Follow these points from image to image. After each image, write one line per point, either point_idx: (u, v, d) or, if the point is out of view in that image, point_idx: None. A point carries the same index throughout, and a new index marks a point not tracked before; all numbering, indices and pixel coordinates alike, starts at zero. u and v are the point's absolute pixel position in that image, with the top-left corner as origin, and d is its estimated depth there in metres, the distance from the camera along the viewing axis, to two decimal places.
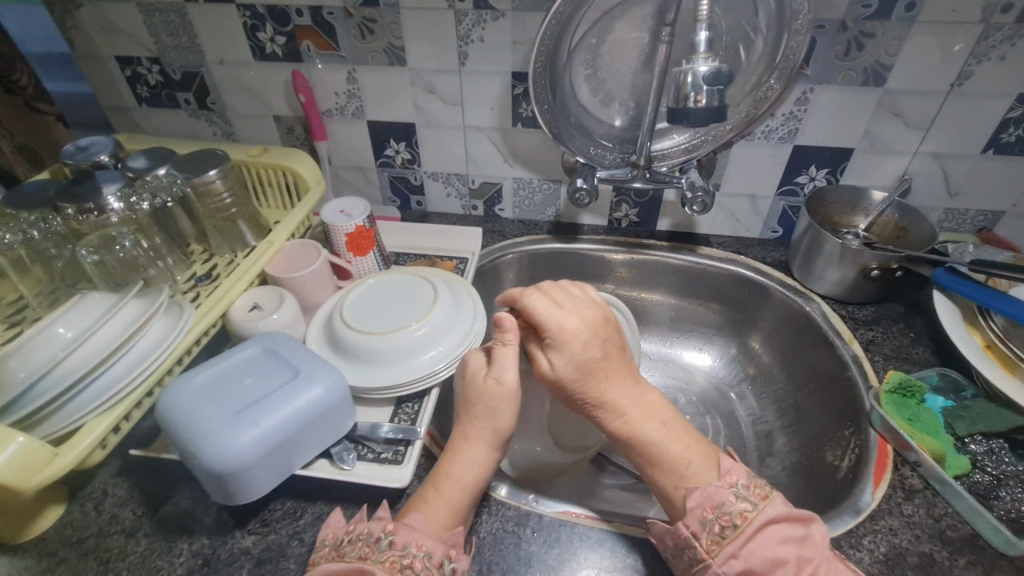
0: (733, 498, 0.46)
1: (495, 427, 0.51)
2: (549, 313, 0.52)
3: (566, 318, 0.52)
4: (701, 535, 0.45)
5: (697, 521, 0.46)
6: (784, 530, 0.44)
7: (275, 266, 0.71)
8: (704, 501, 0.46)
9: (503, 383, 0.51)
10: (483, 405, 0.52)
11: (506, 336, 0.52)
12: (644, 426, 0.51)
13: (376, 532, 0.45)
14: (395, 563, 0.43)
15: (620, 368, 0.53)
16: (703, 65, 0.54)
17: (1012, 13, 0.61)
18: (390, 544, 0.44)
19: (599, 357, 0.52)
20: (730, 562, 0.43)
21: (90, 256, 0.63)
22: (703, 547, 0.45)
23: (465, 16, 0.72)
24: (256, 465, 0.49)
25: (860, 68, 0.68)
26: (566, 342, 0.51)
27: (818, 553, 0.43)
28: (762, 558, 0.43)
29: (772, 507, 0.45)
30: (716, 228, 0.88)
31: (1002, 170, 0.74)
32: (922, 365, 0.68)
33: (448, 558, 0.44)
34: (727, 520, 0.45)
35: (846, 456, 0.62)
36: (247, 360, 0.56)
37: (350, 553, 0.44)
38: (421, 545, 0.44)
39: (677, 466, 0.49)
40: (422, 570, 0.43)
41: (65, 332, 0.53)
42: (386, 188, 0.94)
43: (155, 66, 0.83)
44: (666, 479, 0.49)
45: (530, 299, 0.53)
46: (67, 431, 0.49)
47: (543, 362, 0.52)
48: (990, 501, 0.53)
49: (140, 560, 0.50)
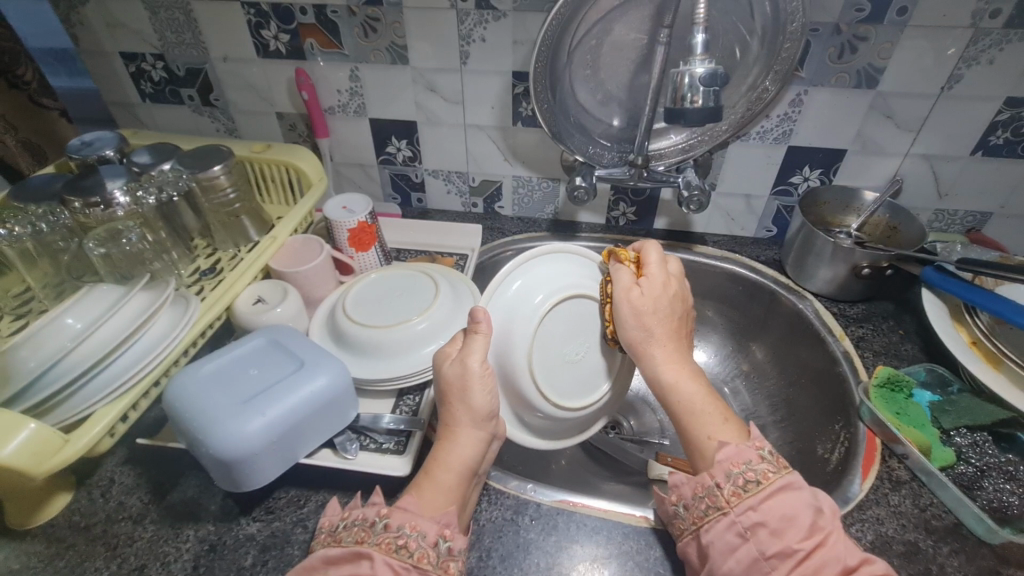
0: (758, 459, 0.47)
1: (468, 406, 0.52)
2: (658, 264, 0.59)
3: (667, 273, 0.59)
4: (725, 485, 0.46)
5: (722, 473, 0.47)
6: (804, 497, 0.45)
7: (279, 260, 0.72)
8: (733, 455, 0.47)
9: (468, 369, 0.52)
10: (454, 391, 0.52)
11: (478, 327, 0.54)
12: (680, 380, 0.53)
13: (371, 516, 0.46)
14: (391, 545, 0.44)
15: (679, 335, 0.57)
16: (700, 66, 0.56)
17: (1000, 18, 0.63)
18: (385, 527, 0.45)
19: (673, 315, 0.57)
20: (748, 513, 0.45)
21: (98, 249, 0.64)
22: (723, 496, 0.46)
23: (467, 15, 0.73)
24: (262, 453, 0.50)
25: (853, 70, 0.70)
26: (659, 282, 0.57)
27: (831, 524, 0.44)
28: (774, 515, 0.44)
29: (793, 474, 0.46)
30: (712, 227, 0.90)
31: (991, 172, 0.76)
32: (911, 361, 0.70)
33: (443, 537, 0.45)
34: (751, 476, 0.46)
35: (836, 450, 0.64)
36: (253, 351, 0.57)
37: (346, 538, 0.45)
38: (415, 526, 0.45)
39: (709, 422, 0.51)
40: (417, 550, 0.44)
41: (74, 322, 0.54)
42: (387, 185, 0.95)
43: (159, 62, 0.84)
44: (697, 433, 0.51)
45: (650, 247, 0.61)
46: (77, 418, 0.50)
47: (633, 285, 0.57)
48: (973, 492, 0.54)
49: (147, 546, 0.51)
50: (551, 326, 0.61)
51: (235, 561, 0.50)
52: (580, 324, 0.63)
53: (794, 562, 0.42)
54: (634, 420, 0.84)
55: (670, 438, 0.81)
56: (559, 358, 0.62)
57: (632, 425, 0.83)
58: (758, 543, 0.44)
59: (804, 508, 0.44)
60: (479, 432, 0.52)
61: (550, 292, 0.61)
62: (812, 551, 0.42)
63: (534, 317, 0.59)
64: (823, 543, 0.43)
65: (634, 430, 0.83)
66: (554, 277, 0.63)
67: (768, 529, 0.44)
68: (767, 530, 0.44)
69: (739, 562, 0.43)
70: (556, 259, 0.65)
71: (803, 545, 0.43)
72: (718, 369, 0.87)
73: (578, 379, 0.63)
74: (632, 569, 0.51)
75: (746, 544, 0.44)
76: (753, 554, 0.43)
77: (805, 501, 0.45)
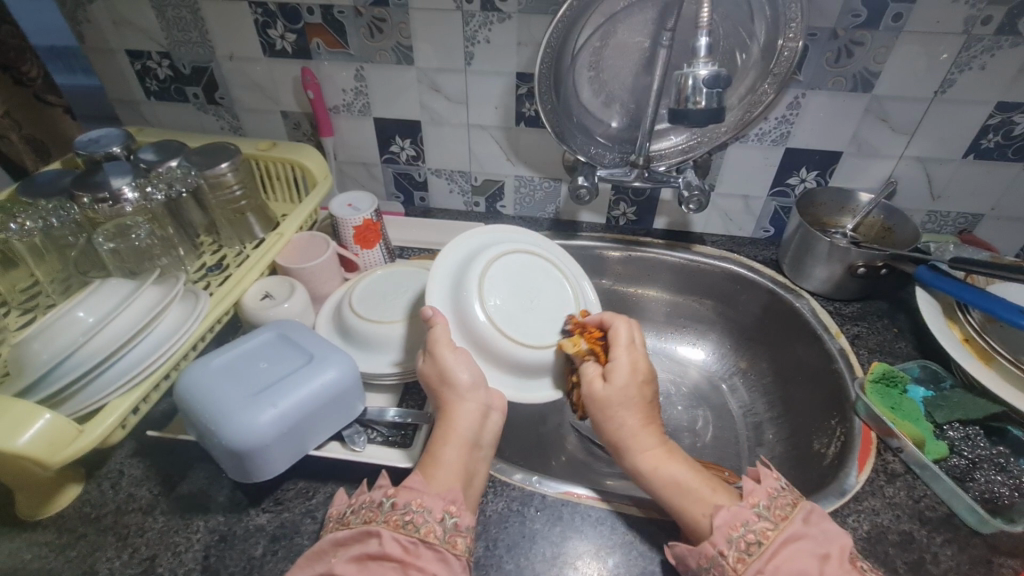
0: (756, 517, 0.47)
1: (451, 384, 0.55)
2: (624, 346, 0.59)
3: (633, 354, 0.58)
4: (728, 551, 0.45)
5: (723, 538, 0.46)
6: (808, 547, 0.44)
7: (286, 257, 0.73)
8: (729, 519, 0.47)
9: (437, 353, 0.56)
10: (430, 378, 0.56)
11: (434, 321, 0.58)
12: (661, 465, 0.53)
13: (378, 498, 0.47)
14: (398, 521, 0.45)
15: (654, 417, 0.57)
16: (704, 68, 0.57)
17: (992, 25, 0.65)
18: (393, 506, 0.46)
19: (646, 399, 0.57)
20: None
21: (107, 244, 0.65)
22: (729, 565, 0.45)
23: (472, 17, 0.74)
24: (274, 442, 0.51)
25: (849, 74, 0.71)
26: (628, 370, 0.57)
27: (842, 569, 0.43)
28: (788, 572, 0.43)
29: (794, 525, 0.45)
30: (711, 227, 0.91)
31: (982, 175, 0.78)
32: (905, 359, 0.71)
33: (449, 513, 0.46)
34: (752, 538, 0.45)
35: (832, 444, 0.65)
36: (261, 343, 0.58)
37: (354, 520, 0.46)
38: (421, 502, 0.46)
39: (697, 497, 0.50)
40: (424, 525, 0.45)
41: (85, 316, 0.54)
42: (390, 183, 0.96)
43: (165, 60, 0.85)
44: (686, 514, 0.50)
45: (615, 330, 0.60)
46: (90, 409, 0.51)
47: (598, 381, 0.58)
48: (966, 483, 0.56)
49: (158, 536, 0.52)
50: (498, 284, 0.64)
51: (245, 550, 0.51)
52: (519, 270, 0.67)
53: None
54: None
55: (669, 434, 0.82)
56: (522, 307, 0.64)
57: None
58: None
59: (809, 560, 0.44)
60: (470, 404, 0.54)
61: (479, 264, 0.64)
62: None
63: (478, 286, 0.62)
64: None
65: None
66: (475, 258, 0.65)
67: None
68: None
69: None
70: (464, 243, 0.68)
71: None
72: (716, 367, 0.88)
73: (545, 321, 0.65)
74: (636, 558, 0.52)
75: None
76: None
77: (810, 551, 0.44)
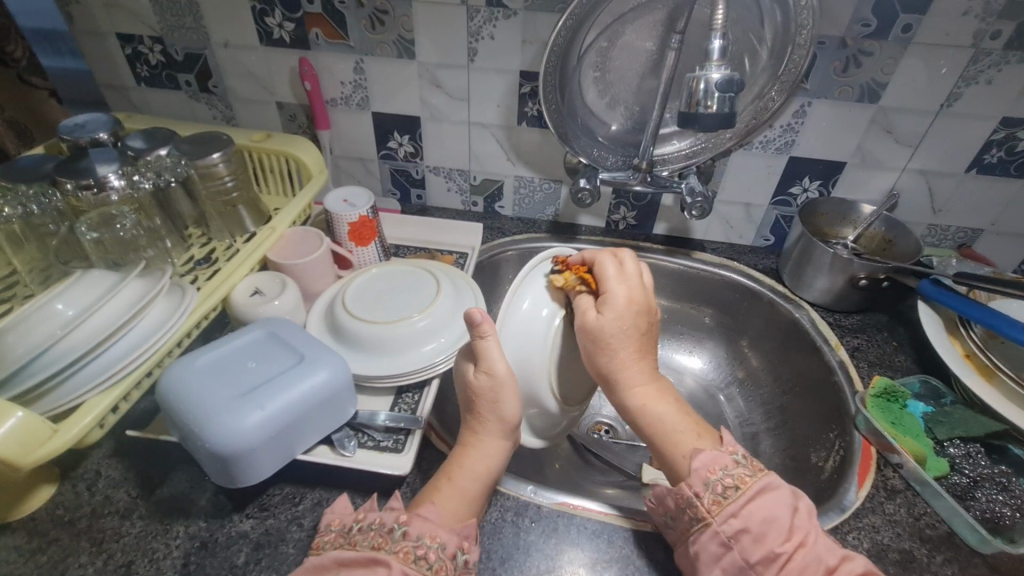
0: (734, 464, 0.48)
1: (499, 414, 0.53)
2: (617, 279, 0.57)
3: (629, 288, 0.56)
4: (705, 494, 0.47)
5: (700, 481, 0.47)
6: (782, 499, 0.46)
7: (277, 252, 0.71)
8: (708, 463, 0.48)
9: (495, 374, 0.52)
10: (481, 399, 0.53)
11: (480, 329, 0.52)
12: (653, 403, 0.54)
13: (389, 523, 0.45)
14: (409, 554, 0.43)
15: (646, 354, 0.57)
16: (716, 72, 0.56)
17: (1000, 40, 0.65)
18: (404, 535, 0.44)
19: (635, 331, 0.56)
20: (729, 521, 0.45)
21: (90, 233, 0.62)
22: (704, 506, 0.46)
23: (476, 13, 0.72)
24: (261, 448, 0.49)
25: (856, 84, 0.71)
26: (618, 304, 0.55)
27: (808, 524, 0.45)
28: (756, 521, 0.45)
29: (768, 476, 0.47)
30: (711, 234, 0.90)
31: (984, 190, 0.78)
32: (905, 373, 0.71)
33: (462, 549, 0.45)
34: (729, 482, 0.47)
35: (831, 458, 0.65)
36: (249, 343, 0.55)
37: (362, 542, 0.44)
38: (435, 536, 0.45)
39: (688, 439, 0.51)
40: (436, 562, 0.43)
41: (65, 309, 0.52)
42: (386, 180, 0.94)
43: (157, 45, 0.82)
44: (673, 448, 0.51)
45: (604, 261, 0.59)
46: (66, 407, 0.49)
47: (589, 310, 0.56)
48: (967, 502, 0.55)
49: (135, 542, 0.50)
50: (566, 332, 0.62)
51: (227, 558, 0.49)
52: None
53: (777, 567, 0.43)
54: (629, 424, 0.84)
55: None
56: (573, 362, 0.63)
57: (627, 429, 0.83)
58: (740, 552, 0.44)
59: (782, 510, 0.45)
60: (503, 440, 0.54)
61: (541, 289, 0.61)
62: (791, 554, 0.43)
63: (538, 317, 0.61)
64: (804, 544, 0.44)
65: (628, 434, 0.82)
66: (535, 279, 0.62)
67: (749, 534, 0.44)
68: (749, 536, 0.44)
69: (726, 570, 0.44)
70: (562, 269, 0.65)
71: (784, 548, 0.43)
72: (713, 376, 0.87)
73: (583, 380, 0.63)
74: (632, 572, 0.51)
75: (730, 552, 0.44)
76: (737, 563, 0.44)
77: (783, 502, 0.46)
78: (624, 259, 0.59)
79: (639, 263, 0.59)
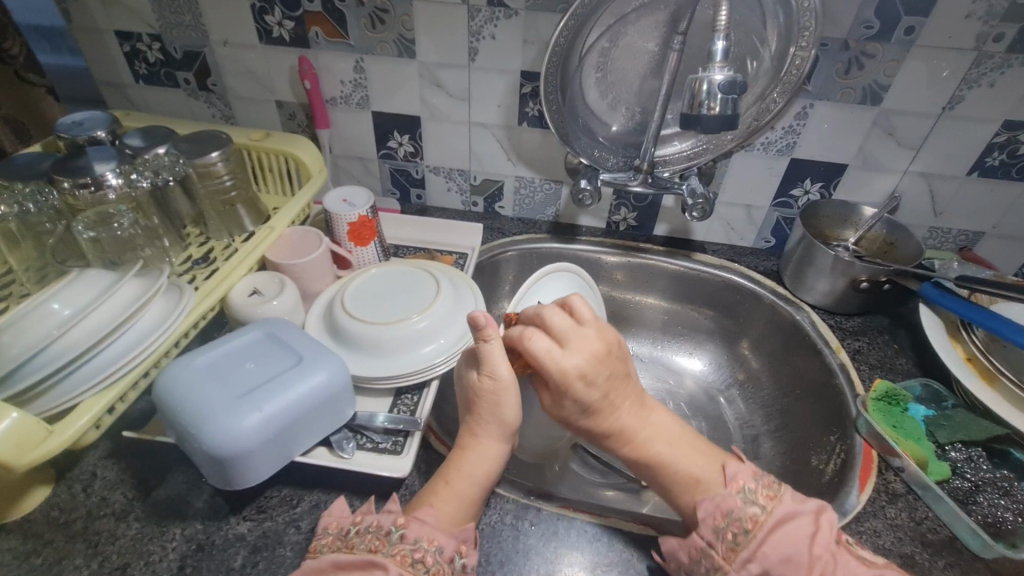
0: (743, 503, 0.48)
1: (499, 417, 0.52)
2: (549, 357, 0.51)
3: (570, 362, 0.51)
4: (717, 544, 0.47)
5: (710, 530, 0.47)
6: (800, 527, 0.46)
7: (276, 251, 0.70)
8: (715, 510, 0.48)
9: (497, 378, 0.51)
10: (484, 402, 0.52)
11: (485, 333, 0.50)
12: (653, 444, 0.53)
13: (386, 525, 0.45)
14: (406, 557, 0.43)
15: (626, 397, 0.54)
16: (718, 73, 0.55)
17: (1003, 42, 0.64)
18: (401, 538, 0.44)
19: (599, 396, 0.52)
20: (746, 568, 0.45)
21: (87, 232, 0.61)
22: (720, 554, 0.46)
23: (477, 12, 0.72)
24: (258, 450, 0.48)
25: (859, 86, 0.70)
26: (566, 391, 0.51)
27: (828, 550, 0.45)
28: (775, 559, 0.44)
29: (781, 505, 0.47)
30: (711, 236, 0.90)
31: (986, 192, 0.77)
32: (905, 376, 0.71)
33: (459, 553, 0.45)
34: (739, 526, 0.47)
35: (831, 461, 0.64)
36: (247, 343, 0.55)
37: (359, 544, 0.44)
38: (433, 540, 0.44)
39: (697, 467, 0.52)
40: (434, 564, 0.43)
41: (61, 308, 0.51)
42: (386, 179, 0.94)
43: (155, 43, 0.81)
44: (682, 489, 0.51)
45: (528, 340, 0.51)
46: (61, 408, 0.48)
47: (544, 396, 0.54)
48: (969, 506, 0.55)
49: (131, 544, 0.49)
50: None
51: (224, 561, 0.48)
52: None
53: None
54: None
55: None
56: None
57: None
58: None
59: (798, 544, 0.45)
60: (501, 443, 0.53)
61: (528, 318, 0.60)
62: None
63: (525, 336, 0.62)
64: (826, 572, 0.44)
65: None
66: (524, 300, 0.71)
67: (771, 575, 0.44)
68: None
69: None
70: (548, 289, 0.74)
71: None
72: (713, 378, 0.87)
73: None
74: None
75: None
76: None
77: (801, 539, 0.45)
78: (549, 321, 0.52)
79: (565, 315, 0.52)
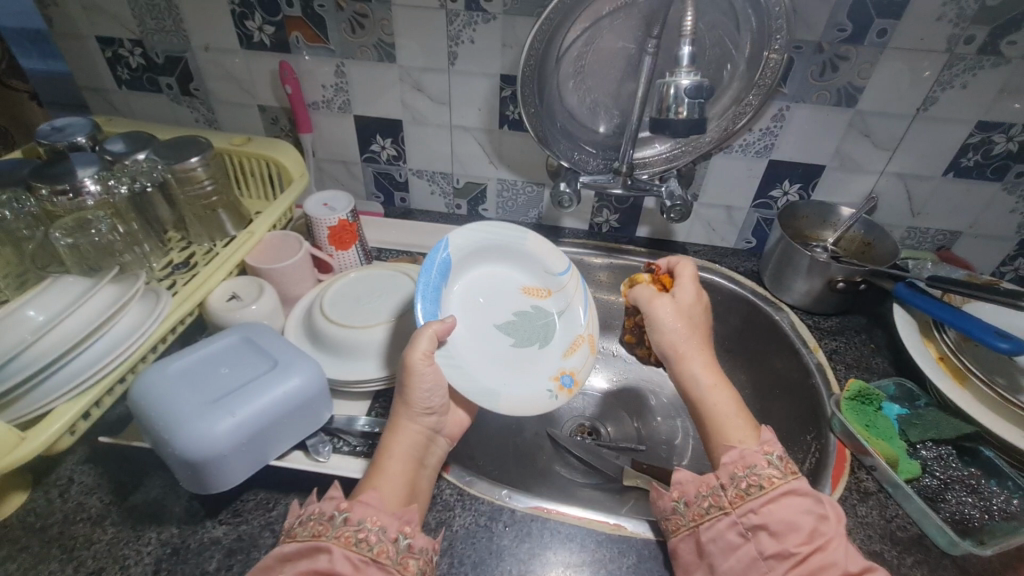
0: (765, 464, 0.50)
1: (408, 402, 0.55)
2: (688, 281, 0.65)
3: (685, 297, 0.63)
4: (729, 487, 0.50)
5: (727, 475, 0.51)
6: (804, 503, 0.47)
7: (255, 256, 0.71)
8: (738, 459, 0.51)
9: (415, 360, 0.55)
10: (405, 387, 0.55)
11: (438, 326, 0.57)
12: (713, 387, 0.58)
13: (329, 510, 0.46)
14: (350, 538, 0.44)
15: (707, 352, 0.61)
16: (685, 78, 0.56)
17: (974, 44, 0.65)
18: (345, 521, 0.45)
19: (701, 324, 0.63)
20: (748, 515, 0.48)
21: (64, 239, 0.61)
22: (727, 497, 0.50)
23: (456, 17, 0.72)
24: (232, 453, 0.49)
25: (833, 88, 0.71)
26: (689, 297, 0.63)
27: (833, 530, 0.46)
28: (774, 518, 0.47)
29: (798, 480, 0.49)
30: (693, 237, 0.91)
31: (961, 193, 0.78)
32: (881, 375, 0.71)
33: (404, 533, 0.46)
34: (755, 480, 0.49)
35: (807, 460, 0.65)
36: (226, 349, 0.56)
37: (302, 533, 0.45)
38: (377, 520, 0.45)
39: (732, 429, 0.54)
40: (377, 543, 0.44)
41: (36, 315, 0.52)
42: (369, 182, 0.94)
43: (137, 49, 0.82)
44: (719, 436, 0.54)
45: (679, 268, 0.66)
46: (35, 414, 0.48)
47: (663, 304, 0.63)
48: (937, 503, 0.56)
49: (105, 549, 0.49)
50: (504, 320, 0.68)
51: (199, 565, 0.49)
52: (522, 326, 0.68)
53: (789, 564, 0.45)
54: (612, 426, 0.83)
55: (646, 445, 0.80)
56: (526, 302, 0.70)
57: (610, 431, 0.82)
58: (758, 544, 0.47)
59: (805, 513, 0.47)
60: (418, 424, 0.55)
61: (561, 344, 0.68)
62: (808, 555, 0.45)
63: (537, 280, 0.71)
64: (824, 548, 0.45)
65: (611, 436, 0.82)
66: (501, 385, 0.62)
67: (768, 532, 0.47)
68: (767, 533, 0.47)
69: (739, 560, 0.47)
70: (519, 407, 0.61)
71: (799, 549, 0.45)
72: None
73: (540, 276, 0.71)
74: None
75: (747, 543, 0.47)
76: (753, 553, 0.47)
77: (808, 508, 0.47)
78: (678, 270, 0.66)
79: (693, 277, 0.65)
